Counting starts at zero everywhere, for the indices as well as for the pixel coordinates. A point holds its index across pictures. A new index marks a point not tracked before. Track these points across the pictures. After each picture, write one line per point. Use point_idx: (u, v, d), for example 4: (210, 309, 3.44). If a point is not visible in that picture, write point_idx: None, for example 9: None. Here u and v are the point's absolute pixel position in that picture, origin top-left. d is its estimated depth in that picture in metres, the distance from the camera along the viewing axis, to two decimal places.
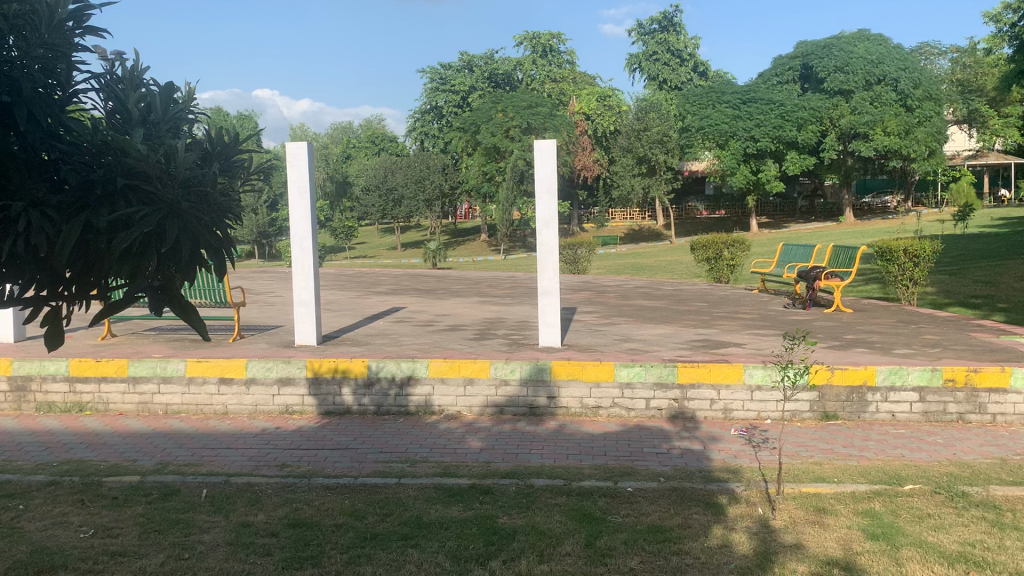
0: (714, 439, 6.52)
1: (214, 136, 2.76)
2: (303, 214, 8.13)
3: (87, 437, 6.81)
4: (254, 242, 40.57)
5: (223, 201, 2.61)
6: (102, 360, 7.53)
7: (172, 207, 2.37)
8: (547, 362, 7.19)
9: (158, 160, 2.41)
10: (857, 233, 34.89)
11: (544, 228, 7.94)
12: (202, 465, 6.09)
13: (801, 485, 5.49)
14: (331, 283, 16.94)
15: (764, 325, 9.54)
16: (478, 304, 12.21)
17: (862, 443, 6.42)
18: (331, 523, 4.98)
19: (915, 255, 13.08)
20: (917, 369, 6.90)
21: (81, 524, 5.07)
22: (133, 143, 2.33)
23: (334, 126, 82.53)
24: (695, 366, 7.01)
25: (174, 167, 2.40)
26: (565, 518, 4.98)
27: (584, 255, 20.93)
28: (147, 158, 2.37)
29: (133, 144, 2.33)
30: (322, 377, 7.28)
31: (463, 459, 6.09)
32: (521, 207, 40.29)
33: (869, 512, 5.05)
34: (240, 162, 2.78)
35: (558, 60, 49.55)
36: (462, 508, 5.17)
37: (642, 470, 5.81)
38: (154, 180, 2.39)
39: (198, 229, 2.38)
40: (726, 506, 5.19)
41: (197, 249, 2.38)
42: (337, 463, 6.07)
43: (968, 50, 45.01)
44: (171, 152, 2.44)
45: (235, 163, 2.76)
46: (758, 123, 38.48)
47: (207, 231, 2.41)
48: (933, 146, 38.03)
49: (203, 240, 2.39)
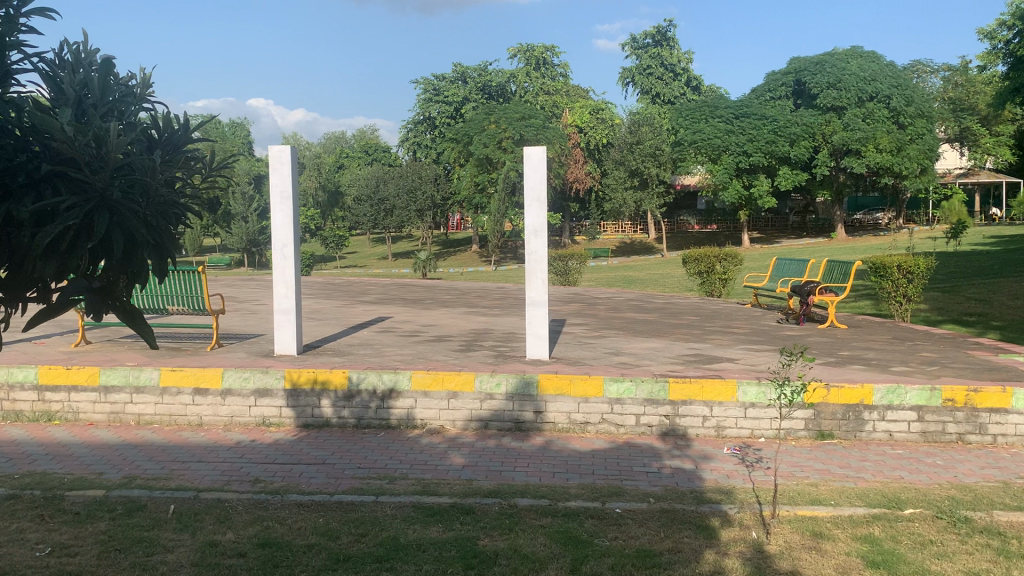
0: (706, 458, 6.28)
1: (162, 123, 2.65)
2: (285, 219, 7.87)
3: (54, 448, 6.53)
4: (244, 251, 40.32)
5: (166, 190, 2.51)
6: (72, 369, 7.25)
7: (104, 199, 2.28)
8: (534, 376, 6.95)
9: (89, 142, 2.28)
10: (848, 249, 34.85)
11: (533, 237, 7.71)
12: (172, 479, 5.82)
13: (797, 507, 5.26)
14: (318, 292, 16.68)
15: (757, 341, 9.33)
16: (466, 315, 11.97)
17: (859, 463, 6.19)
18: (303, 543, 4.72)
19: (908, 271, 12.92)
20: (915, 388, 6.69)
21: (38, 541, 4.79)
22: (57, 123, 2.20)
23: (327, 136, 82.45)
24: (688, 382, 6.78)
25: (106, 152, 2.27)
26: (549, 540, 4.74)
27: (575, 267, 20.77)
28: (72, 140, 2.24)
29: (57, 124, 2.20)
30: (301, 388, 7.02)
31: (445, 476, 5.84)
32: (513, 218, 40.21)
33: (868, 537, 4.83)
34: (187, 149, 2.67)
35: (552, 73, 49.61)
36: (442, 529, 4.91)
37: (631, 490, 5.56)
38: (84, 166, 2.27)
39: (131, 221, 2.28)
40: (718, 530, 4.95)
41: (130, 242, 2.28)
42: (313, 479, 5.80)
43: (960, 69, 45.22)
44: (104, 132, 2.31)
45: (181, 150, 2.65)
46: (751, 138, 38.49)
47: (142, 226, 2.32)
48: (924, 164, 38.09)
49: (137, 233, 2.29)
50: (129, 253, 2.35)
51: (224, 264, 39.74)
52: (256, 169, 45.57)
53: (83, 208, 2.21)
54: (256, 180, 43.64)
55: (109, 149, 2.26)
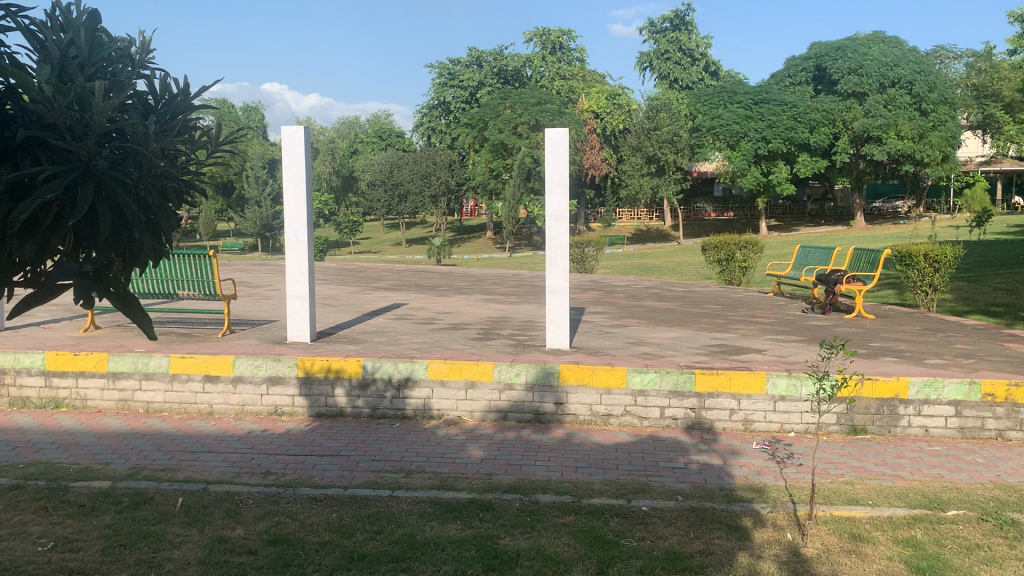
0: (734, 453, 6.02)
1: (157, 88, 2.59)
2: (297, 201, 7.62)
3: (60, 437, 6.34)
4: (259, 235, 40.26)
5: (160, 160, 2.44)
6: (80, 354, 7.07)
7: (88, 169, 2.23)
8: (554, 366, 6.71)
9: (72, 108, 2.19)
10: (867, 237, 34.43)
11: (554, 222, 7.43)
12: (180, 470, 5.62)
13: (833, 507, 5.00)
14: (332, 277, 16.48)
15: (784, 331, 9.03)
16: (482, 302, 11.73)
17: (895, 460, 5.91)
18: (315, 541, 4.50)
19: (936, 260, 12.51)
20: (952, 382, 6.40)
21: (40, 535, 4.59)
22: (37, 87, 2.12)
23: (341, 120, 82.22)
24: (715, 373, 6.53)
25: (91, 118, 2.21)
26: (573, 540, 4.50)
27: (591, 254, 20.48)
28: (53, 106, 2.15)
29: (37, 86, 2.12)
30: (314, 377, 6.81)
31: (463, 470, 5.61)
32: (528, 204, 39.97)
33: (910, 540, 4.57)
34: (181, 114, 2.61)
35: (568, 57, 49.08)
36: (460, 526, 4.69)
37: (657, 487, 5.32)
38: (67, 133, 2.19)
39: (120, 196, 2.23)
40: (751, 530, 4.70)
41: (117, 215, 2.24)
42: (326, 472, 5.59)
43: (984, 54, 44.43)
44: (86, 97, 2.22)
45: (176, 116, 2.59)
46: (770, 124, 37.99)
47: (131, 200, 2.26)
48: (947, 151, 37.42)
49: (124, 207, 2.24)
50: (116, 234, 2.29)
51: (239, 249, 39.72)
52: (271, 153, 45.46)
53: (66, 181, 2.16)
54: (271, 164, 43.54)
55: (94, 115, 2.19)
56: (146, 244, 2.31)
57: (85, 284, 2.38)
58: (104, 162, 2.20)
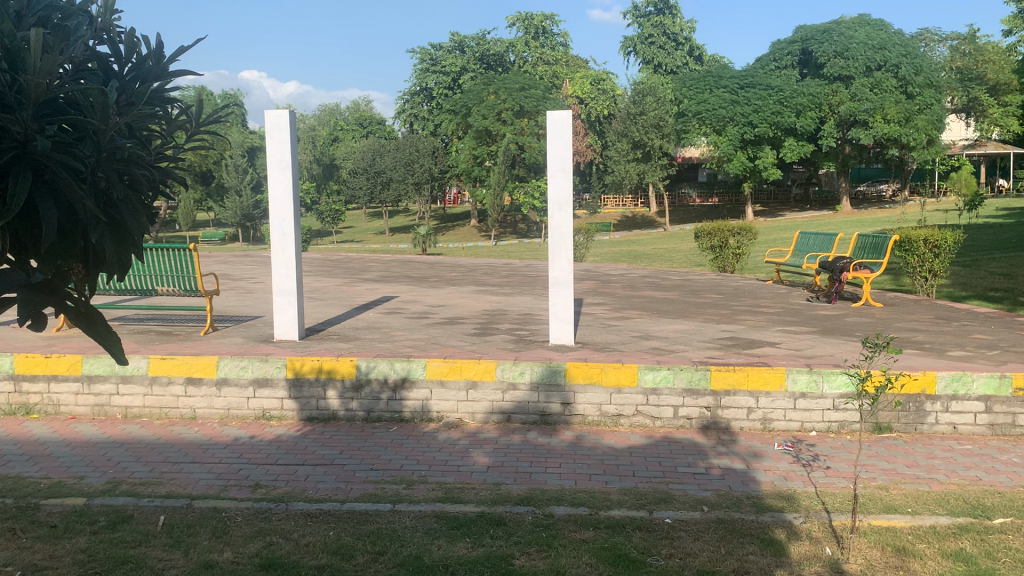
0: (757, 456, 5.65)
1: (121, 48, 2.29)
2: (284, 191, 7.16)
3: (31, 447, 5.88)
4: (240, 225, 39.81)
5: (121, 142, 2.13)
6: (52, 357, 6.60)
7: (26, 151, 1.94)
8: (561, 364, 6.31)
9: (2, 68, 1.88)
10: (854, 222, 34.26)
11: (557, 210, 7.02)
12: (161, 485, 5.17)
13: (871, 517, 4.64)
14: (317, 268, 16.02)
15: (793, 322, 8.67)
16: (476, 294, 11.28)
17: (927, 462, 5.54)
18: (313, 565, 4.08)
19: (936, 245, 12.09)
20: (982, 376, 6.06)
21: (6, 562, 4.15)
22: None
23: (322, 107, 81.23)
24: (732, 369, 6.16)
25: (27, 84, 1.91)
26: (595, 560, 4.10)
27: (581, 242, 20.08)
28: None
29: None
30: (305, 378, 6.38)
31: (469, 480, 5.19)
32: (513, 191, 39.48)
33: (959, 553, 4.19)
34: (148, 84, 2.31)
35: (552, 42, 48.27)
36: (471, 545, 4.28)
37: (680, 496, 4.93)
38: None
39: (65, 185, 1.94)
40: (785, 544, 4.32)
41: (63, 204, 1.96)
42: (320, 484, 5.17)
43: (968, 37, 44.26)
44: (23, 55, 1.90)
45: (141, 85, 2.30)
46: (756, 108, 37.63)
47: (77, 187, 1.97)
48: (932, 134, 37.22)
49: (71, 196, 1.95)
50: (69, 237, 2.05)
51: (218, 238, 39.16)
52: (252, 141, 44.79)
53: None
54: (252, 151, 42.88)
55: (29, 78, 1.87)
56: (108, 251, 2.06)
57: (31, 301, 2.17)
58: (44, 144, 1.90)
